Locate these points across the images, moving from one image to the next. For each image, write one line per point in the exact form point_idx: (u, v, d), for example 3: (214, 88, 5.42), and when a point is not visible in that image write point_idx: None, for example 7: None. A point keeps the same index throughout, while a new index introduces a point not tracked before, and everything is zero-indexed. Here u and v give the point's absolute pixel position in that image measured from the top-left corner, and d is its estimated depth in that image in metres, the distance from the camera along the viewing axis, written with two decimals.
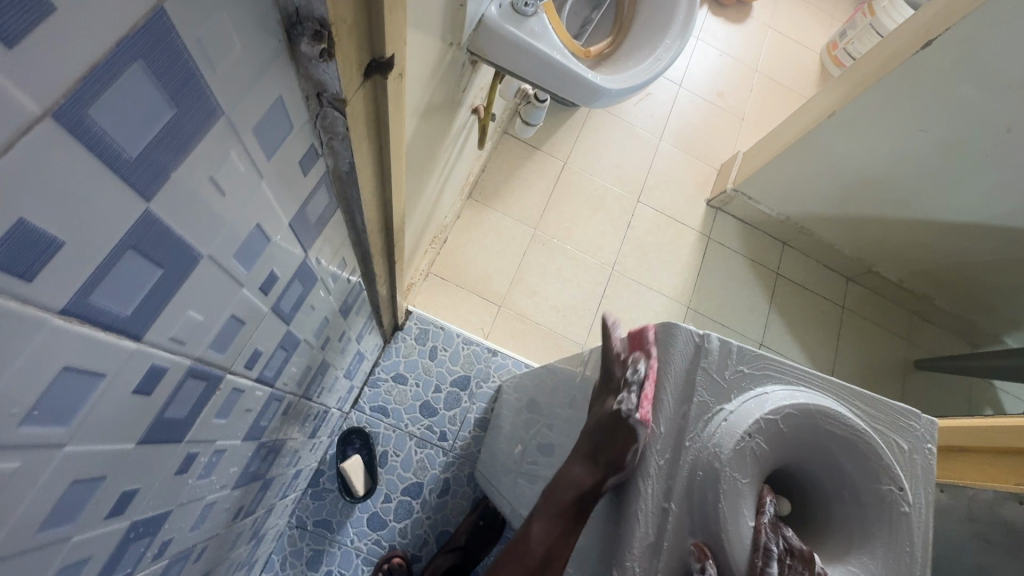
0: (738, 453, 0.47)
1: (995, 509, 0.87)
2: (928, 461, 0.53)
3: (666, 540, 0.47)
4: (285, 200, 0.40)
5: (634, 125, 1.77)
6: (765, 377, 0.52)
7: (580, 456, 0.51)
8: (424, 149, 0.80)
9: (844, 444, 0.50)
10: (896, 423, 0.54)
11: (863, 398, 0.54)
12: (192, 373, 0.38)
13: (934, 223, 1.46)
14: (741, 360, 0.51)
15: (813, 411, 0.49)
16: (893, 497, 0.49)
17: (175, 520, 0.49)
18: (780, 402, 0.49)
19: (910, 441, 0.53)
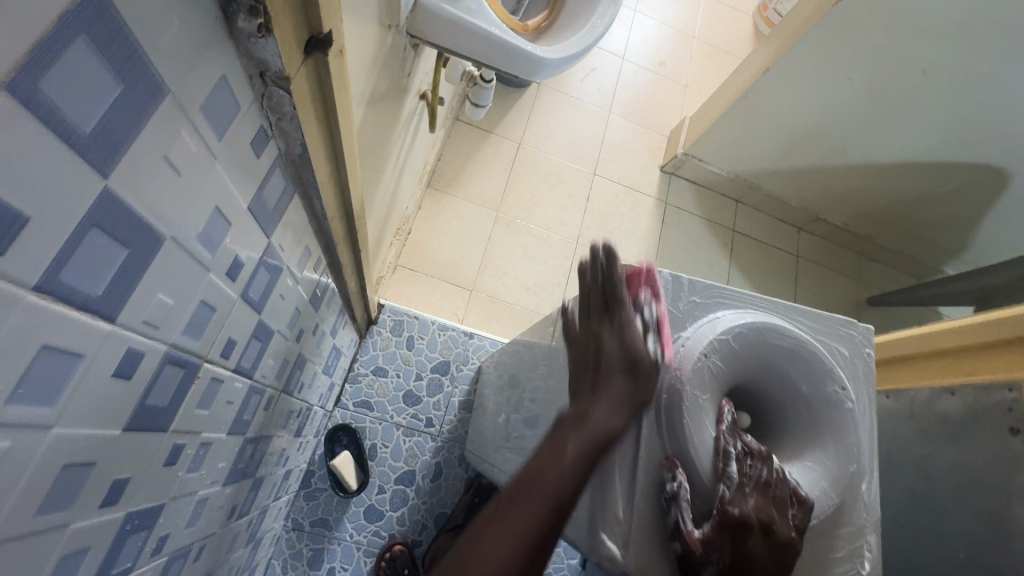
0: (698, 372, 0.55)
1: (934, 406, 0.91)
2: (867, 363, 0.62)
3: (647, 470, 0.53)
4: (241, 181, 0.40)
5: (583, 100, 1.80)
6: (716, 304, 0.60)
7: (606, 395, 0.51)
8: (376, 135, 0.80)
9: (790, 356, 0.59)
10: (836, 332, 0.63)
11: (807, 315, 0.62)
12: (168, 359, 0.39)
13: (871, 166, 1.55)
14: (693, 291, 0.59)
15: (761, 328, 0.58)
16: (838, 395, 0.58)
17: (170, 516, 0.49)
18: (731, 323, 0.58)
19: (850, 348, 0.62)
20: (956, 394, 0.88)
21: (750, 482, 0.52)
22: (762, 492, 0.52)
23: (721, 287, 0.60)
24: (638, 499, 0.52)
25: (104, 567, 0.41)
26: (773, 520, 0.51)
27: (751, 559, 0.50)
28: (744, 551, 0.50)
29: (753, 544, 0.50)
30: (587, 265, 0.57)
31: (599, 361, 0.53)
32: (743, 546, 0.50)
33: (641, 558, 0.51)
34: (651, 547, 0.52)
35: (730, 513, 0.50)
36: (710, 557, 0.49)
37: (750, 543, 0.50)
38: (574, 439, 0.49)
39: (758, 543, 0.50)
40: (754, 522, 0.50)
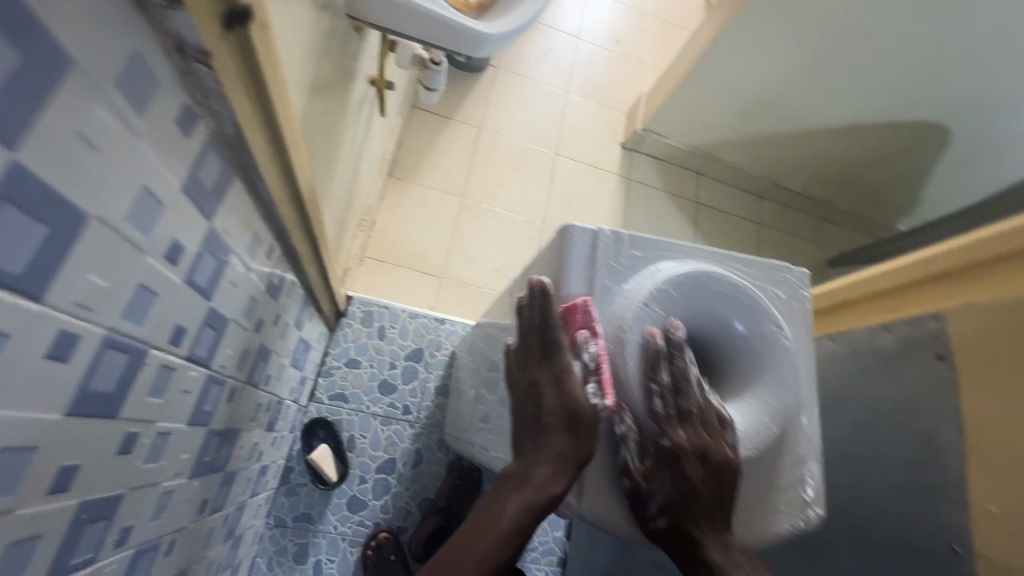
0: (639, 320, 0.59)
1: (871, 341, 0.93)
2: (803, 304, 0.68)
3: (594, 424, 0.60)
4: (171, 162, 0.40)
5: (541, 81, 1.80)
6: (656, 257, 0.64)
7: (547, 452, 0.55)
8: (324, 121, 0.80)
9: (729, 301, 0.64)
10: (773, 276, 0.68)
11: (745, 263, 0.67)
12: (109, 343, 0.39)
13: (822, 130, 1.60)
14: (633, 243, 0.63)
15: (698, 275, 0.62)
16: (774, 333, 0.64)
17: (132, 506, 0.49)
18: (670, 271, 0.62)
19: (787, 292, 0.68)
20: (890, 329, 0.90)
21: (688, 420, 0.58)
22: (694, 424, 0.58)
23: (658, 239, 0.64)
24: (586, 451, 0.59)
25: (63, 557, 0.41)
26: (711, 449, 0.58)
27: (694, 484, 0.57)
28: (684, 478, 0.57)
29: (694, 469, 0.57)
30: (526, 311, 0.61)
31: (542, 412, 0.57)
32: (683, 473, 0.57)
33: (594, 498, 0.59)
34: (602, 486, 0.60)
35: (668, 447, 0.57)
36: (652, 486, 0.58)
37: (691, 470, 0.57)
38: (518, 499, 0.55)
39: (699, 469, 0.57)
40: (689, 450, 0.57)
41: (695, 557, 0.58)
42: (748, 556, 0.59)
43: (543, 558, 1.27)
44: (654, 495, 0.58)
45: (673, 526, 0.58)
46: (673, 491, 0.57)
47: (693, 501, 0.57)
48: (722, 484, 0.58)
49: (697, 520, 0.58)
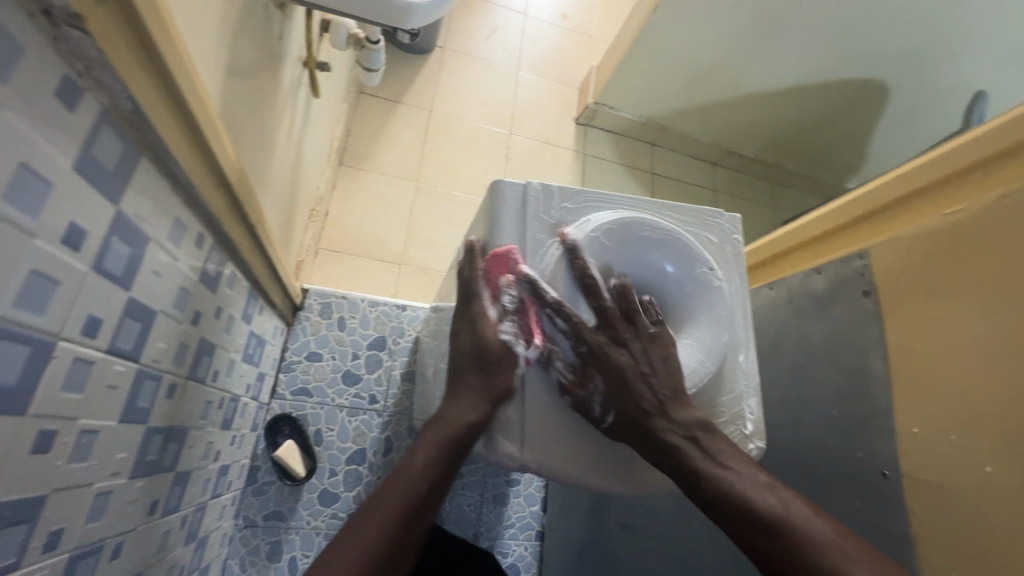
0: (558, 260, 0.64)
1: (803, 286, 0.96)
2: (736, 247, 0.71)
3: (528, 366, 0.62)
4: (53, 137, 0.38)
5: (490, 61, 1.78)
6: (588, 209, 0.67)
7: (461, 389, 0.61)
8: (250, 104, 0.77)
9: (659, 245, 0.66)
10: (706, 223, 0.71)
11: (677, 211, 0.70)
12: (2, 334, 0.37)
13: (768, 93, 1.62)
14: (564, 197, 0.66)
15: (626, 223, 0.65)
16: (706, 275, 0.67)
17: (60, 508, 0.47)
18: (599, 221, 0.65)
19: (719, 235, 0.70)
20: (820, 272, 0.93)
21: (605, 322, 0.62)
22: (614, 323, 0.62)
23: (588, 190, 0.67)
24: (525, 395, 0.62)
25: None
26: (626, 339, 0.62)
27: (624, 371, 0.60)
28: (614, 369, 0.60)
29: (617, 356, 0.60)
30: (461, 270, 0.68)
31: (461, 353, 0.62)
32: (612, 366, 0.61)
33: (538, 440, 0.61)
34: (545, 428, 0.62)
35: (590, 348, 0.60)
36: (589, 389, 0.61)
37: (616, 359, 0.60)
38: (433, 436, 0.59)
39: (622, 355, 0.61)
40: (607, 344, 0.61)
41: (654, 441, 0.59)
42: (703, 426, 0.59)
43: (521, 534, 1.26)
44: (593, 396, 0.61)
45: (622, 418, 0.60)
46: (608, 388, 0.60)
47: (632, 390, 0.60)
48: (652, 366, 0.61)
49: (643, 401, 0.59)
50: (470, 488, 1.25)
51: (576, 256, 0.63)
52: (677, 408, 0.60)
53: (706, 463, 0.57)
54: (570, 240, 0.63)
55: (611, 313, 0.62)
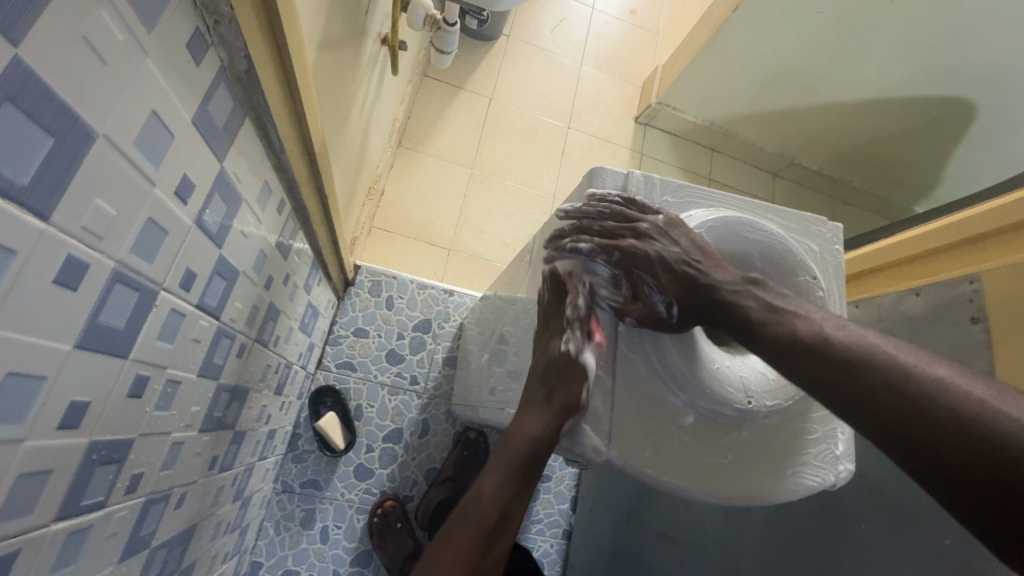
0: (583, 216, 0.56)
1: (898, 307, 0.91)
2: (838, 258, 0.62)
3: (604, 355, 0.56)
4: (180, 89, 0.38)
5: (553, 52, 1.76)
6: (688, 205, 0.60)
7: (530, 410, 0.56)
8: (335, 77, 0.77)
9: (761, 248, 0.59)
10: (808, 230, 0.62)
11: (776, 213, 0.62)
12: (118, 278, 0.37)
13: (842, 105, 1.56)
14: (666, 190, 0.60)
15: (733, 222, 0.59)
16: (809, 284, 0.59)
17: (142, 453, 0.49)
18: (703, 219, 0.58)
19: (821, 244, 0.62)
20: (920, 294, 0.88)
21: (614, 231, 0.54)
22: (632, 228, 0.54)
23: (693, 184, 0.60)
24: (608, 384, 0.55)
25: (74, 498, 0.40)
26: (645, 230, 0.54)
27: (667, 261, 0.52)
28: (654, 261, 0.52)
29: (648, 246, 0.53)
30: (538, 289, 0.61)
31: (534, 374, 0.57)
32: (651, 263, 0.52)
33: (625, 437, 0.54)
34: (631, 425, 0.55)
35: (624, 252, 0.53)
36: (643, 294, 0.54)
37: (649, 249, 0.53)
38: (500, 460, 0.58)
39: (652, 243, 0.53)
40: (633, 251, 0.53)
41: (723, 321, 0.53)
42: (754, 281, 0.54)
43: (548, 531, 1.28)
44: (654, 297, 0.53)
45: (689, 308, 0.53)
46: (664, 281, 0.52)
47: (684, 276, 0.53)
48: (687, 250, 0.54)
49: (693, 279, 0.53)
50: None
51: (561, 233, 0.58)
52: (724, 274, 0.54)
53: (760, 312, 0.52)
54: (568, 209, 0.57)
55: (612, 225, 0.55)
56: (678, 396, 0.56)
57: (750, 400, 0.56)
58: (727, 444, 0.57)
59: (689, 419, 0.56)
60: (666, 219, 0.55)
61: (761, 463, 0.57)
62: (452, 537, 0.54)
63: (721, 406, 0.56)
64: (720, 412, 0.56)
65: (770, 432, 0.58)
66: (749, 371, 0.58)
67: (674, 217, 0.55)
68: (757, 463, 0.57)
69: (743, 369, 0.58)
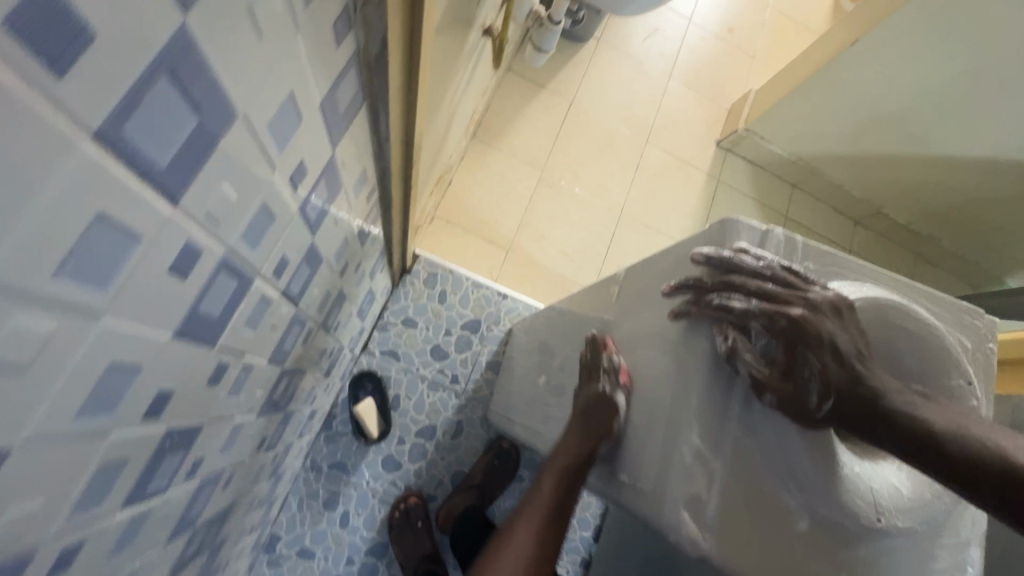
0: (728, 266, 0.51)
1: None
2: (990, 358, 0.55)
3: (715, 435, 0.50)
4: (318, 71, 0.35)
5: (642, 61, 1.69)
6: (831, 274, 0.54)
7: (570, 440, 0.59)
8: (440, 65, 0.74)
9: (911, 337, 0.53)
10: (962, 323, 0.56)
11: (927, 296, 0.55)
12: (224, 265, 0.35)
13: (949, 160, 1.44)
14: (807, 256, 0.54)
15: (886, 305, 0.52)
16: (965, 391, 0.52)
17: (207, 438, 0.46)
18: (850, 295, 0.52)
19: (975, 339, 0.55)
20: None
21: (778, 296, 0.48)
22: (802, 297, 0.48)
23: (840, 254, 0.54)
24: (716, 469, 0.49)
25: (140, 484, 0.38)
26: (817, 302, 0.48)
27: (838, 345, 0.46)
28: (826, 341, 0.46)
29: (822, 323, 0.46)
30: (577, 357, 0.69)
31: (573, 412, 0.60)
32: (824, 342, 0.46)
33: (729, 534, 0.49)
34: (739, 521, 0.49)
35: (792, 321, 0.46)
36: (802, 374, 0.46)
37: (823, 327, 0.46)
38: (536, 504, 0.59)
39: (824, 321, 0.47)
40: (805, 323, 0.46)
41: (887, 429, 0.45)
42: (922, 393, 0.48)
43: (566, 556, 1.22)
44: (810, 382, 0.46)
45: (848, 404, 0.46)
46: (832, 368, 0.46)
47: (851, 365, 0.46)
48: (855, 338, 0.48)
49: (858, 369, 0.47)
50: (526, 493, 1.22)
51: (698, 282, 0.52)
52: (883, 372, 0.48)
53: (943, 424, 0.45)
54: (712, 254, 0.52)
55: (774, 289, 0.49)
56: (794, 496, 0.49)
57: (880, 518, 0.49)
58: (829, 554, 0.50)
59: (803, 524, 0.49)
60: (837, 297, 0.49)
61: None
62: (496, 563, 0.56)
63: (847, 519, 0.49)
64: (842, 524, 0.50)
65: (884, 552, 0.51)
66: (882, 484, 0.50)
67: (844, 297, 0.50)
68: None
69: (876, 480, 0.50)
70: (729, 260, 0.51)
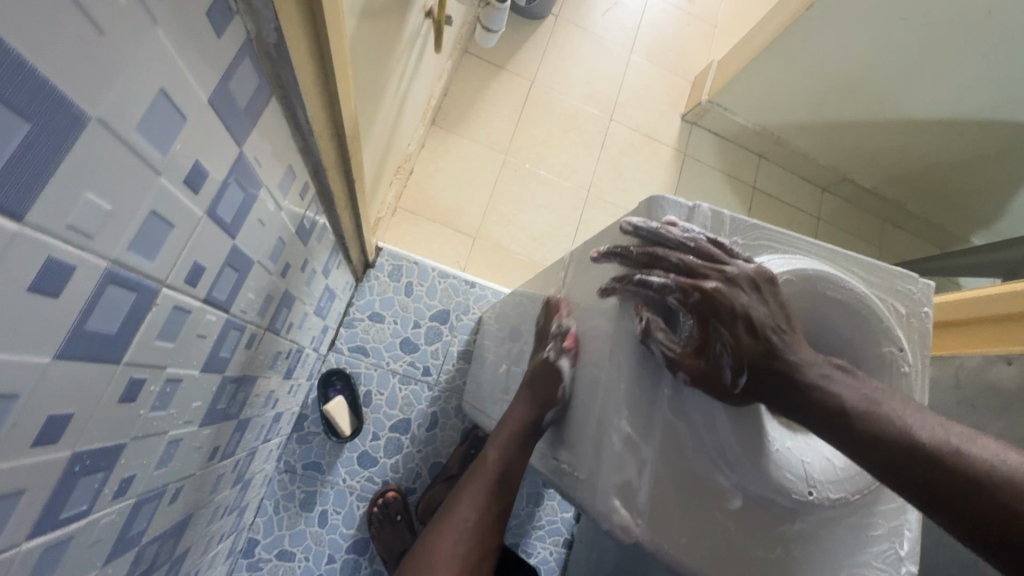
0: (652, 237, 0.49)
1: (985, 374, 0.91)
2: (924, 323, 0.55)
3: (646, 419, 0.49)
4: (196, 64, 0.33)
5: (603, 37, 1.65)
6: (760, 249, 0.52)
7: (518, 405, 0.65)
8: (374, 51, 0.71)
9: (841, 307, 0.52)
10: (895, 289, 0.55)
11: (862, 264, 0.55)
12: (111, 279, 0.33)
13: (910, 122, 1.45)
14: (735, 230, 0.52)
15: (813, 276, 0.51)
16: (893, 357, 0.52)
17: (135, 456, 0.45)
18: (776, 268, 0.50)
19: (908, 305, 0.55)
20: (1011, 363, 0.87)
21: (696, 269, 0.47)
22: (720, 271, 0.46)
23: (768, 227, 0.52)
24: (646, 455, 0.49)
25: (52, 512, 0.36)
26: (734, 275, 0.46)
27: (752, 318, 0.45)
28: (738, 315, 0.45)
29: (735, 296, 0.45)
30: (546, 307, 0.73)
31: (523, 381, 0.66)
32: (736, 317, 0.45)
33: (662, 521, 0.49)
34: (672, 504, 0.49)
35: (706, 295, 0.45)
36: (714, 351, 0.46)
37: (737, 300, 0.45)
38: (495, 452, 0.65)
39: (740, 295, 0.45)
40: (719, 298, 0.45)
41: (798, 403, 0.45)
42: (843, 367, 0.47)
43: (548, 538, 1.22)
44: (722, 356, 0.45)
45: (759, 377, 0.45)
46: (745, 344, 0.45)
47: (765, 339, 0.45)
48: (773, 312, 0.46)
49: (773, 342, 0.45)
50: None
51: (623, 252, 0.51)
52: (804, 345, 0.47)
53: (856, 399, 0.44)
54: (638, 225, 0.50)
55: (694, 262, 0.47)
56: (727, 476, 0.49)
57: (812, 492, 0.49)
58: (778, 528, 0.51)
59: (737, 503, 0.49)
60: (758, 270, 0.48)
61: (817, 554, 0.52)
62: (460, 501, 0.63)
63: (779, 496, 0.49)
64: (775, 501, 0.49)
65: (835, 520, 0.52)
66: (815, 458, 0.50)
67: (767, 269, 0.48)
68: (816, 555, 0.52)
69: (808, 454, 0.50)
70: (655, 230, 0.49)
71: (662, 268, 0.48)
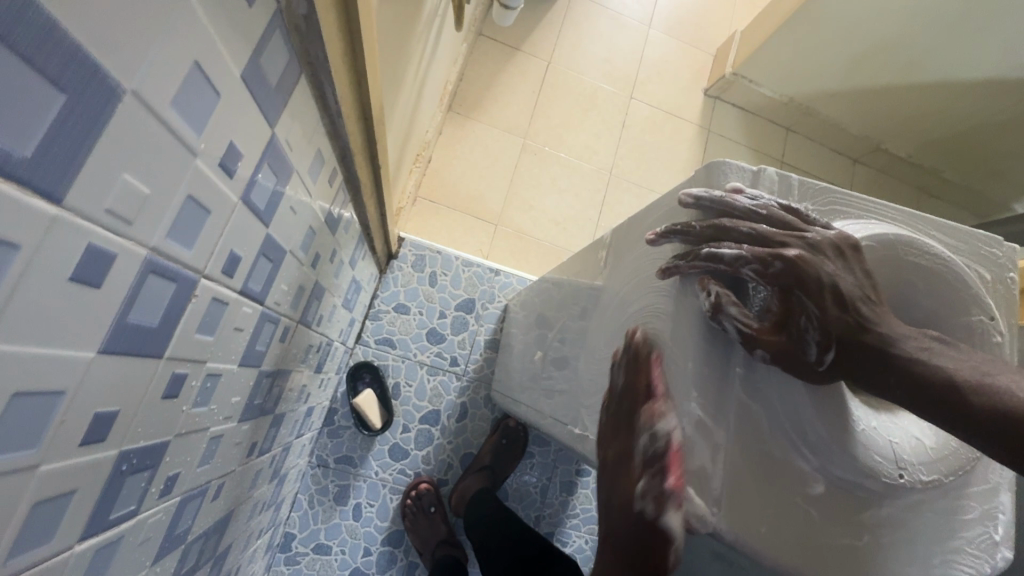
0: (719, 207, 0.48)
1: None
2: (1010, 289, 0.52)
3: (716, 400, 0.46)
4: (228, 36, 0.30)
5: (620, 12, 1.60)
6: (835, 214, 0.50)
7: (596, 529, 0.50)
8: (395, 30, 0.68)
9: (924, 276, 0.49)
10: (980, 254, 0.52)
11: (941, 228, 0.51)
12: (151, 268, 0.31)
13: (950, 85, 1.38)
14: (804, 195, 0.50)
15: (894, 241, 0.48)
16: (984, 327, 0.49)
17: (178, 454, 0.44)
18: (853, 233, 0.47)
19: (993, 271, 0.52)
20: None
21: (771, 238, 0.45)
22: (799, 239, 0.45)
23: (841, 190, 0.50)
24: (719, 438, 0.45)
25: (101, 514, 0.35)
26: (816, 242, 0.45)
27: (839, 287, 0.43)
28: (823, 284, 0.43)
29: (820, 264, 0.43)
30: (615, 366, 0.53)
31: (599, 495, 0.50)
32: (821, 286, 0.43)
33: (740, 510, 0.45)
34: (749, 490, 0.45)
35: (789, 264, 0.43)
36: (797, 324, 0.43)
37: (822, 269, 0.43)
38: None
39: (824, 262, 0.44)
40: (802, 266, 0.43)
41: (894, 376, 0.42)
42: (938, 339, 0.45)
43: (584, 527, 1.20)
44: (808, 330, 0.43)
45: (849, 352, 0.43)
46: (831, 314, 0.43)
47: (853, 309, 0.43)
48: (859, 282, 0.44)
49: (862, 313, 0.44)
50: (538, 469, 1.21)
51: (686, 229, 0.49)
52: (891, 317, 0.45)
53: (961, 371, 0.41)
54: (701, 198, 0.49)
55: (768, 231, 0.45)
56: (807, 459, 0.46)
57: (902, 475, 0.47)
58: (857, 517, 0.48)
59: (818, 488, 0.46)
60: (839, 237, 0.46)
61: (901, 544, 0.49)
62: None
63: (866, 479, 0.46)
64: (862, 485, 0.47)
65: (912, 505, 0.49)
66: (904, 439, 0.48)
67: (847, 236, 0.46)
68: (904, 546, 0.49)
69: (895, 433, 0.48)
70: (721, 200, 0.48)
71: (732, 240, 0.46)
